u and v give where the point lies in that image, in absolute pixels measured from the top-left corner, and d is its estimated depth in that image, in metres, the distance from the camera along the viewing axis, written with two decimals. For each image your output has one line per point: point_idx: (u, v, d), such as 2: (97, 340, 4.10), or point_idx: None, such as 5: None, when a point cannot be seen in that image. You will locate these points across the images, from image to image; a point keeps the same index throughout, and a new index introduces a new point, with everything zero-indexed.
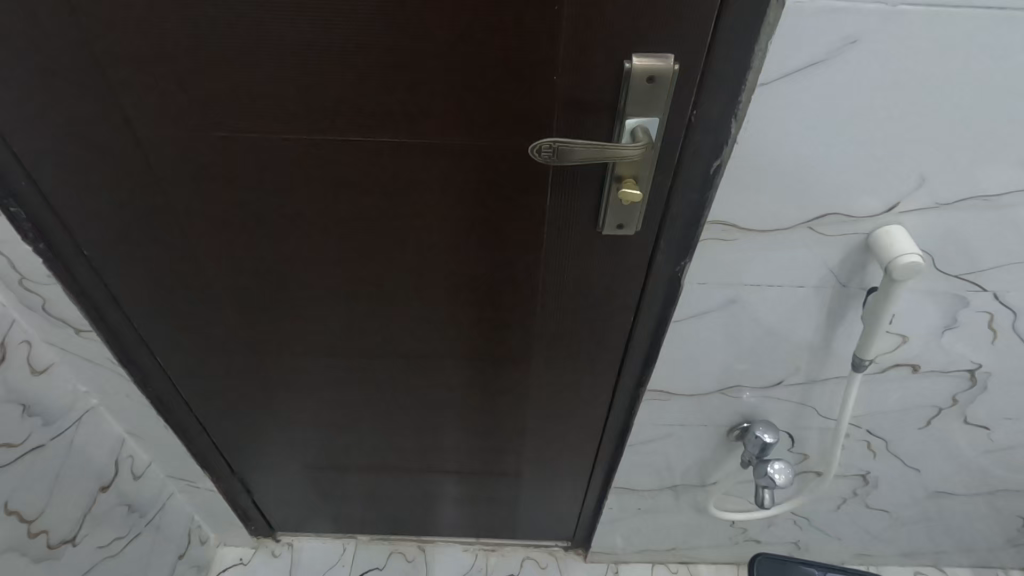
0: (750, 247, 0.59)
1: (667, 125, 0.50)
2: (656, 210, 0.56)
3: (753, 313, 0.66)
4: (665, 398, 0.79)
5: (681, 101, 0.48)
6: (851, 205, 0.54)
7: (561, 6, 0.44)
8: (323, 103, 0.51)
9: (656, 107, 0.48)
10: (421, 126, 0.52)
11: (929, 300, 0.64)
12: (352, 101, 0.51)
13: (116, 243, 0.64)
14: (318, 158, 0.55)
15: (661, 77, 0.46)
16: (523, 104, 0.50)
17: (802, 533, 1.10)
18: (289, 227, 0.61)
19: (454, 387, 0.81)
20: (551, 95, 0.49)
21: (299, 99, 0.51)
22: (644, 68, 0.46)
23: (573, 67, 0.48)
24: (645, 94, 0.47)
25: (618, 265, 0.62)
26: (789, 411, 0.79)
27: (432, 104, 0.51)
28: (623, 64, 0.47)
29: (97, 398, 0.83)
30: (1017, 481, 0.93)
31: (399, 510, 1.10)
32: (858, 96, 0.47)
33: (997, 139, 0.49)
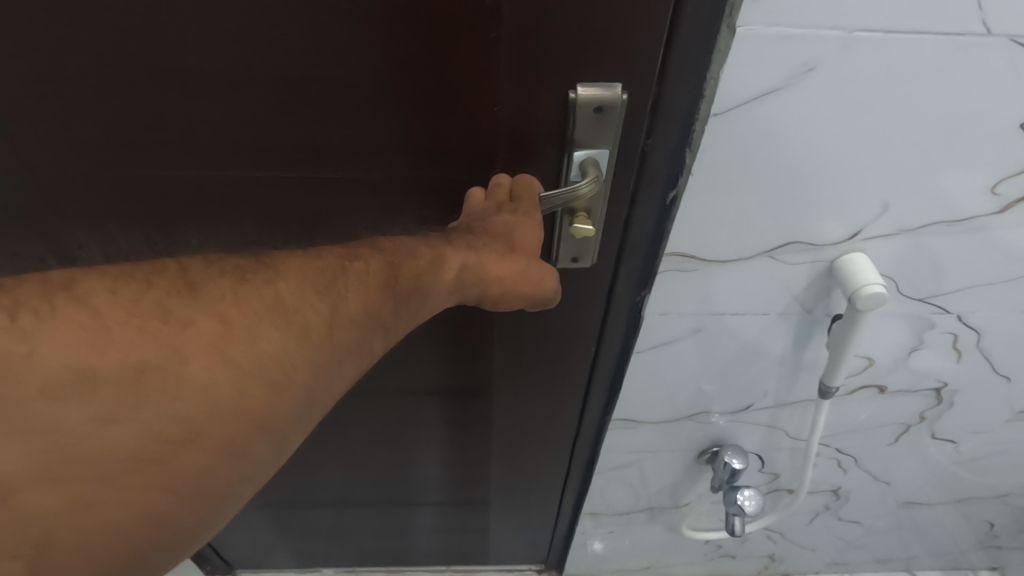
0: (711, 277, 0.56)
1: (620, 155, 0.47)
2: (613, 241, 0.53)
3: (719, 340, 0.63)
4: (633, 426, 0.76)
5: (634, 131, 0.45)
6: (814, 232, 0.52)
7: (499, 32, 0.41)
8: (261, 160, 0.48)
9: (607, 137, 0.45)
10: (362, 161, 0.48)
11: (894, 322, 0.62)
12: (281, 137, 0.46)
13: None
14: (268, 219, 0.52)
15: (609, 107, 0.43)
16: (467, 140, 0.47)
17: (776, 546, 1.09)
18: None
19: (417, 420, 0.77)
20: (496, 126, 0.46)
21: (218, 137, 0.46)
22: (591, 97, 0.43)
23: (516, 97, 0.44)
24: (593, 124, 0.44)
25: (576, 297, 0.59)
26: (759, 434, 0.78)
27: (370, 137, 0.47)
28: (569, 94, 0.43)
29: None
30: (983, 488, 0.94)
31: (367, 543, 1.06)
32: (818, 125, 0.44)
33: (960, 165, 0.47)
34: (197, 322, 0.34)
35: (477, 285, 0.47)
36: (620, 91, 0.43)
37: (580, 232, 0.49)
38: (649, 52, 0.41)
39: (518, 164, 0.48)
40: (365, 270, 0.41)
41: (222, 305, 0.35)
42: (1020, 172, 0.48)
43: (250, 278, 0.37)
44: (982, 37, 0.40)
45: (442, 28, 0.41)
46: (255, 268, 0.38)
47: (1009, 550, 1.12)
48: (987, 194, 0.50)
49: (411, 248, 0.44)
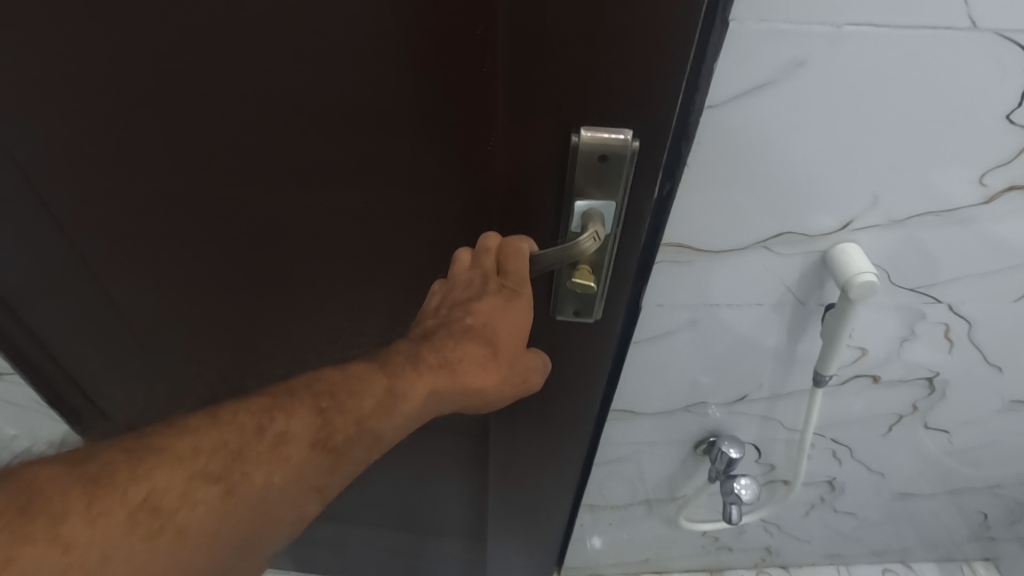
0: (706, 268, 0.57)
1: (627, 200, 0.46)
2: (607, 289, 0.52)
3: (715, 331, 0.64)
4: (632, 417, 0.77)
5: (644, 166, 0.44)
6: (807, 223, 0.53)
7: (498, 64, 0.40)
8: (277, 175, 0.51)
9: (611, 186, 0.44)
10: (366, 159, 0.49)
11: (887, 313, 0.63)
12: (290, 134, 0.48)
13: (50, 274, 0.62)
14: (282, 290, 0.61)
15: (615, 157, 0.42)
16: (467, 177, 0.49)
17: (772, 539, 1.10)
18: (226, 255, 0.58)
19: (445, 451, 0.80)
20: (497, 156, 0.46)
21: (230, 128, 0.48)
22: (595, 145, 0.42)
23: (517, 130, 0.43)
24: (598, 171, 0.43)
25: (569, 342, 0.58)
26: (754, 425, 0.79)
27: (374, 136, 0.47)
28: (572, 136, 0.42)
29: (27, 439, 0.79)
30: (977, 479, 0.95)
31: (390, 564, 1.08)
32: (810, 118, 0.46)
33: (947, 157, 0.49)
34: (23, 556, 0.33)
35: (441, 398, 0.50)
36: (629, 138, 0.42)
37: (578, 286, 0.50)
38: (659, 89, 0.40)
39: (520, 195, 0.48)
40: (282, 430, 0.43)
41: (65, 527, 0.35)
42: (1007, 163, 0.49)
43: (106, 483, 0.37)
44: (966, 32, 0.42)
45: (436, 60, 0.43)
46: (115, 466, 0.38)
47: (1002, 542, 1.13)
48: (975, 185, 0.51)
49: (356, 383, 0.46)
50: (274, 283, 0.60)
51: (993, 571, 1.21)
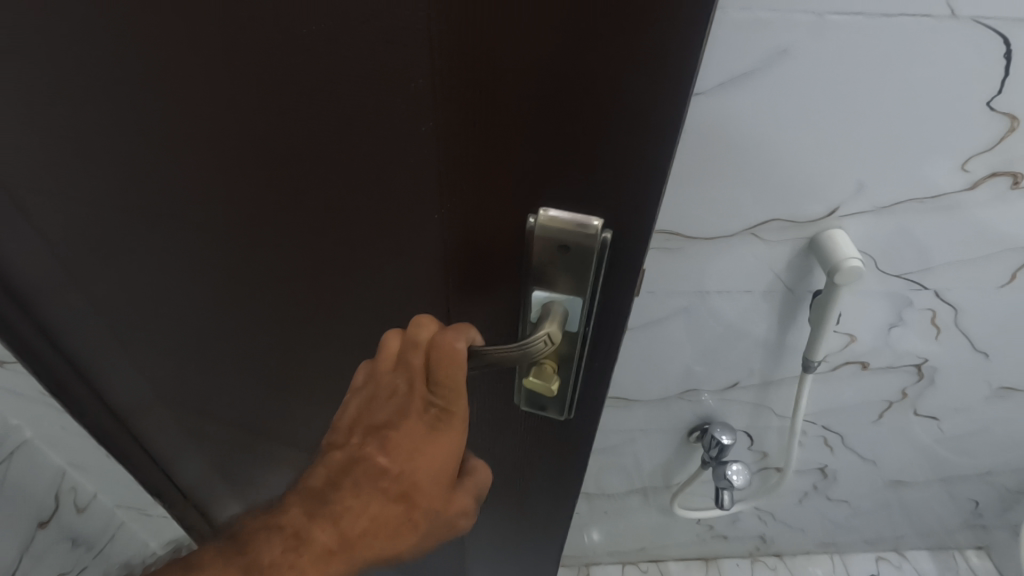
0: (695, 255, 0.58)
1: (599, 295, 0.38)
2: (575, 387, 0.44)
3: (706, 318, 0.65)
4: (624, 404, 0.78)
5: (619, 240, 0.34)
6: (794, 211, 0.54)
7: (455, 90, 0.30)
8: (208, 202, 0.42)
9: (576, 279, 0.36)
10: (300, 203, 0.39)
11: (874, 299, 0.64)
12: (220, 159, 0.38)
13: (50, 291, 0.58)
14: (255, 356, 0.56)
15: (581, 247, 0.34)
16: (420, 253, 0.39)
17: (767, 527, 1.11)
18: (183, 289, 0.51)
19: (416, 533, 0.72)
20: (453, 221, 0.36)
21: (166, 151, 0.39)
22: (553, 229, 0.34)
23: (472, 189, 0.34)
24: (557, 261, 0.35)
25: (534, 432, 0.51)
26: (746, 411, 0.80)
27: (306, 176, 0.37)
28: (527, 218, 0.34)
29: (33, 432, 0.76)
30: (968, 466, 0.96)
31: None
32: (792, 107, 0.47)
33: (930, 144, 0.50)
34: None
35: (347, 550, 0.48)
36: (598, 226, 0.33)
37: (536, 387, 0.41)
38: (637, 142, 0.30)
39: (477, 265, 0.38)
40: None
41: None
42: (988, 150, 0.50)
43: None
44: (946, 19, 0.42)
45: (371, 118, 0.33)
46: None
47: (994, 530, 1.15)
48: (957, 171, 0.52)
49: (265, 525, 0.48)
50: (230, 328, 0.53)
51: (986, 559, 1.22)
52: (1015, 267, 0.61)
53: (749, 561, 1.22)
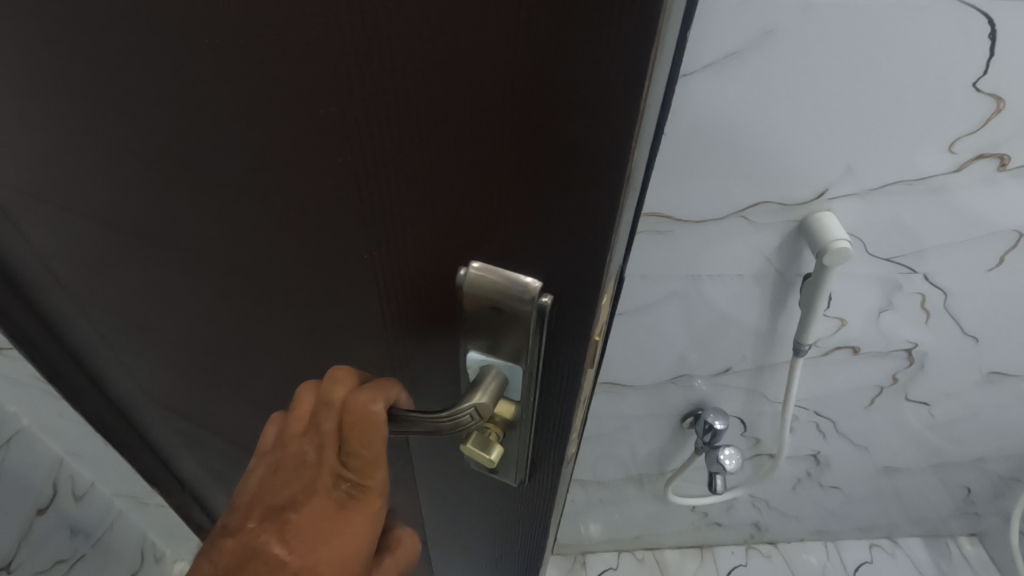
0: (686, 238, 0.59)
1: (548, 360, 0.33)
2: (528, 453, 0.40)
3: (697, 302, 0.66)
4: (617, 390, 0.79)
5: (586, 286, 0.29)
6: (783, 193, 0.55)
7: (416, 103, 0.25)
8: (167, 209, 0.37)
9: (513, 345, 0.32)
10: (257, 213, 0.34)
11: (864, 283, 0.65)
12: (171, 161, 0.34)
13: (42, 283, 0.58)
14: (233, 366, 0.54)
15: (513, 311, 0.30)
16: (373, 278, 0.34)
17: (761, 514, 1.12)
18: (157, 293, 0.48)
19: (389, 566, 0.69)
20: (419, 248, 0.31)
21: (120, 152, 0.35)
22: (484, 285, 0.30)
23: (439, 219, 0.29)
24: (496, 320, 0.32)
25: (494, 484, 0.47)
26: (739, 397, 0.80)
27: (260, 184, 0.32)
28: (459, 269, 0.31)
29: (29, 418, 0.77)
30: (961, 453, 0.97)
31: None
32: (780, 88, 0.47)
33: (916, 126, 0.50)
34: None
35: None
36: (535, 288, 0.29)
37: (477, 453, 0.37)
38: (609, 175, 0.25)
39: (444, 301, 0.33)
40: None
41: None
42: (975, 132, 0.51)
43: None
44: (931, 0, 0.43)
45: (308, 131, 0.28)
46: None
47: (986, 517, 1.16)
48: (945, 153, 0.52)
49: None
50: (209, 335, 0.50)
51: (978, 546, 1.23)
52: (1003, 250, 0.62)
53: (744, 548, 1.23)
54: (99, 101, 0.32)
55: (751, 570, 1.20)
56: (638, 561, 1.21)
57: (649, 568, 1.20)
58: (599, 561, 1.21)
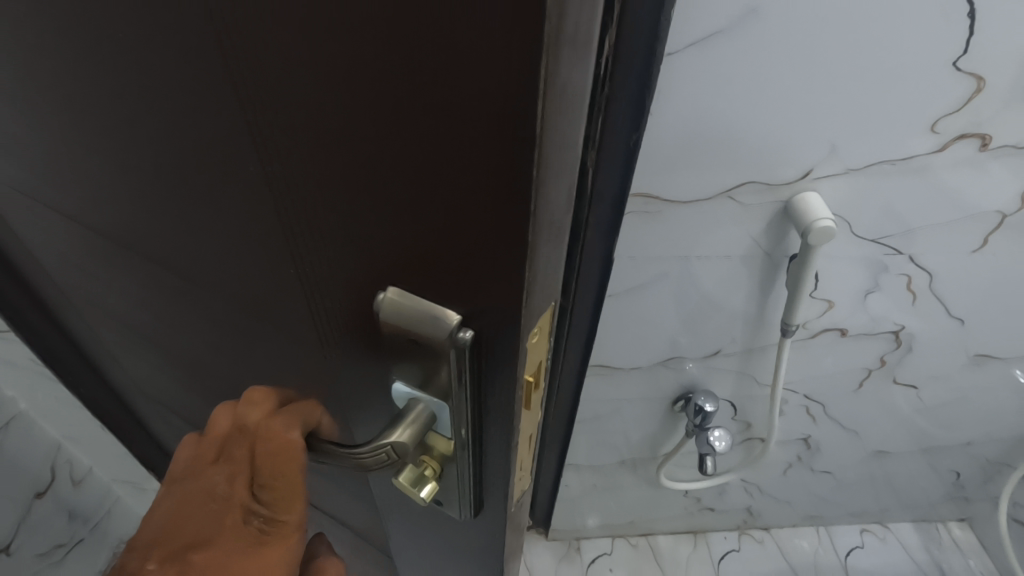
0: (673, 218, 0.59)
1: (477, 399, 0.30)
2: (473, 489, 0.37)
3: (687, 283, 0.67)
4: (609, 373, 0.79)
5: (496, 313, 0.25)
6: (770, 173, 0.56)
7: (335, 112, 0.22)
8: (141, 198, 0.36)
9: (440, 379, 0.29)
10: (221, 212, 0.32)
11: (851, 264, 0.66)
12: (137, 151, 0.33)
13: (38, 264, 0.58)
14: (205, 363, 0.52)
15: (433, 345, 0.27)
16: (306, 287, 0.32)
17: (753, 500, 1.14)
18: (137, 285, 0.48)
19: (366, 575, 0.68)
20: (357, 275, 0.28)
21: (90, 138, 0.34)
22: (397, 317, 0.27)
23: (371, 246, 0.26)
24: (414, 351, 0.29)
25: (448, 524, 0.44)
26: (730, 380, 0.82)
27: (219, 181, 0.30)
28: (375, 294, 0.28)
29: (27, 402, 0.77)
30: (949, 437, 0.98)
31: None
32: (764, 67, 0.48)
33: (899, 105, 0.51)
34: None
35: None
36: (456, 323, 0.26)
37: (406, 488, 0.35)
38: (502, 185, 0.21)
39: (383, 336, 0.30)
40: None
41: None
42: (956, 111, 0.52)
43: None
44: None
45: (219, 106, 0.26)
46: None
47: (975, 502, 1.17)
48: (927, 133, 0.53)
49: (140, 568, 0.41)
50: (184, 329, 0.49)
51: (968, 531, 1.25)
52: (987, 231, 0.63)
53: (737, 534, 1.24)
54: (71, 72, 0.31)
55: (743, 555, 1.22)
56: (632, 547, 1.22)
57: (643, 553, 1.21)
58: (593, 547, 1.22)
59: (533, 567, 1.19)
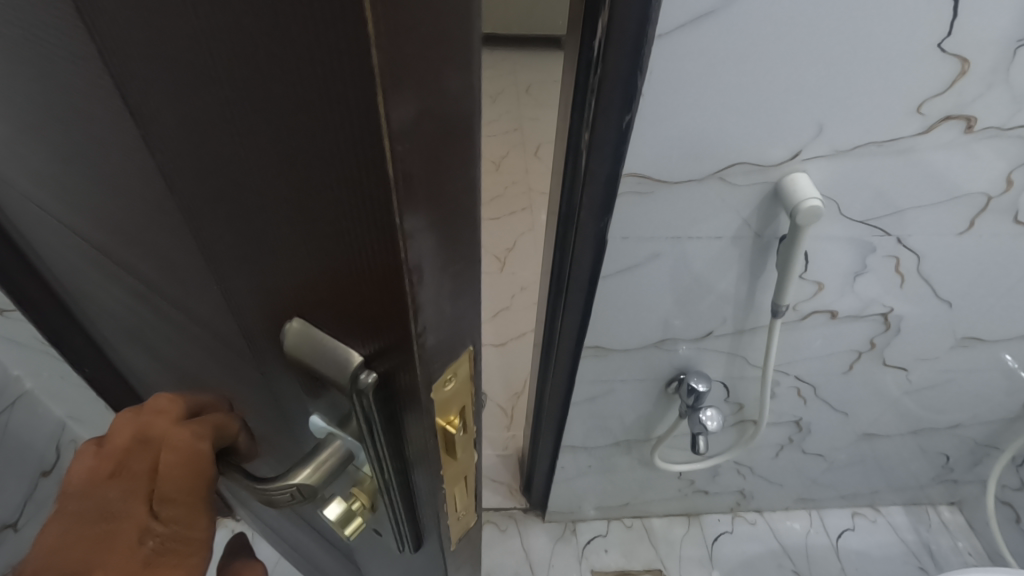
0: (665, 198, 0.60)
1: (387, 433, 0.31)
2: (403, 508, 0.39)
3: (680, 263, 0.68)
4: (604, 354, 0.81)
5: (393, 333, 0.26)
6: (759, 154, 0.57)
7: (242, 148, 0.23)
8: (98, 199, 0.37)
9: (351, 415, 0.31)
10: (163, 222, 0.33)
11: (839, 246, 0.67)
12: (89, 150, 0.33)
13: (34, 246, 0.59)
14: (178, 359, 0.52)
15: (336, 386, 0.28)
16: (238, 298, 0.33)
17: (745, 482, 1.16)
18: (112, 276, 0.48)
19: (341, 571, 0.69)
20: (278, 295, 0.29)
21: (50, 130, 0.34)
22: (302, 351, 0.29)
23: (288, 270, 0.27)
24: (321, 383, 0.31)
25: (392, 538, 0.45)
26: (722, 361, 0.83)
27: (156, 194, 0.31)
28: (286, 320, 0.30)
29: (32, 381, 0.80)
30: (939, 420, 1.00)
31: None
32: (751, 47, 0.49)
33: (885, 86, 0.52)
34: None
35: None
36: (359, 364, 0.27)
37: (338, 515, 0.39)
38: (373, 209, 0.21)
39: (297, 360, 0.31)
40: None
41: None
42: (942, 93, 0.53)
43: None
44: None
45: (136, 116, 0.26)
46: None
47: (965, 484, 1.19)
48: (912, 115, 0.54)
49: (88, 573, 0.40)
50: (155, 321, 0.49)
51: (957, 513, 1.27)
52: (973, 213, 0.64)
53: (730, 516, 1.27)
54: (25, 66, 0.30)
55: (737, 537, 1.24)
56: (627, 528, 1.24)
57: (638, 534, 1.24)
58: (589, 530, 1.24)
59: (530, 548, 1.21)
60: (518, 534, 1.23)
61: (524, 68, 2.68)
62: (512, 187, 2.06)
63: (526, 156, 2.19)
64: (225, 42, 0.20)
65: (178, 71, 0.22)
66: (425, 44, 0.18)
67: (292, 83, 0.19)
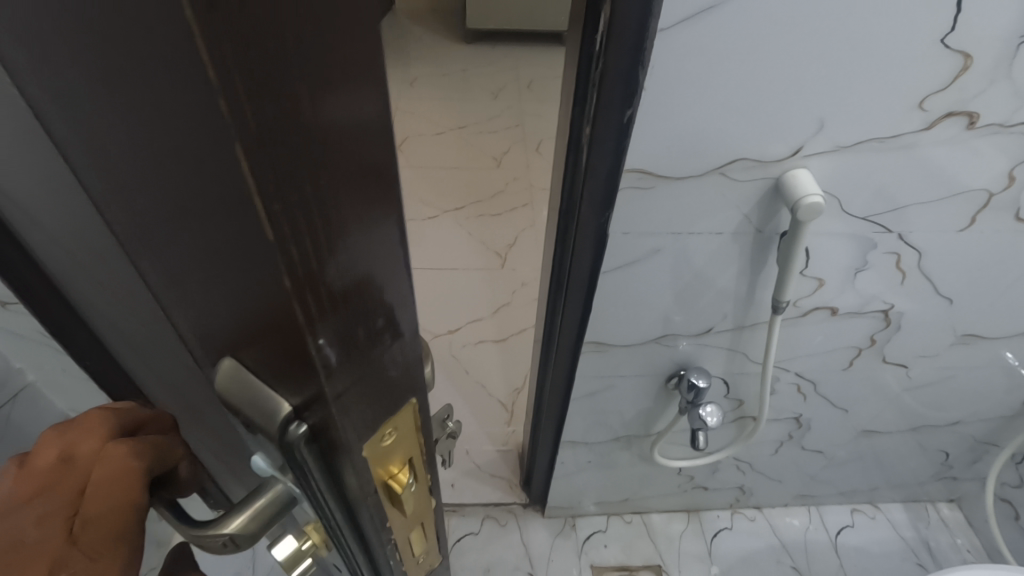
0: (666, 193, 0.60)
1: (322, 469, 0.32)
2: (350, 532, 0.40)
3: (681, 259, 0.68)
4: (604, 349, 0.81)
5: (300, 367, 0.25)
6: (760, 149, 0.57)
7: (125, 182, 0.22)
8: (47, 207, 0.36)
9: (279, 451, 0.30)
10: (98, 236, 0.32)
11: (840, 243, 0.67)
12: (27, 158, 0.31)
13: (29, 242, 0.59)
14: (155, 364, 0.51)
15: (264, 430, 0.28)
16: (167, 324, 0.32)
17: (745, 478, 1.16)
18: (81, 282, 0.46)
19: None
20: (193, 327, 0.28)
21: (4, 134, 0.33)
22: (234, 397, 0.29)
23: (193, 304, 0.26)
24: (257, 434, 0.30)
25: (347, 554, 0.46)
26: (722, 357, 0.83)
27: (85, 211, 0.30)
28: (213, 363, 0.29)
29: (35, 373, 0.80)
30: (939, 417, 1.00)
31: None
32: (752, 41, 0.49)
33: (886, 82, 0.52)
34: None
35: None
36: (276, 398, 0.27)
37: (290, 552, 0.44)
38: (256, 250, 0.20)
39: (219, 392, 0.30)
40: None
41: None
42: (943, 89, 0.53)
43: None
44: None
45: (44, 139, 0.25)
46: None
47: (964, 482, 1.20)
48: (914, 111, 0.54)
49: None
50: (124, 327, 0.48)
51: (956, 510, 1.27)
52: (974, 210, 0.64)
53: (729, 512, 1.27)
54: None
55: (735, 533, 1.24)
56: (626, 524, 1.25)
57: (637, 530, 1.24)
58: (589, 526, 1.24)
59: (529, 542, 1.22)
60: (517, 528, 1.23)
61: (527, 64, 2.67)
62: (513, 183, 2.06)
63: (528, 152, 2.19)
64: (85, 74, 0.18)
65: (48, 85, 0.21)
66: (291, 66, 0.17)
67: (149, 108, 0.18)
